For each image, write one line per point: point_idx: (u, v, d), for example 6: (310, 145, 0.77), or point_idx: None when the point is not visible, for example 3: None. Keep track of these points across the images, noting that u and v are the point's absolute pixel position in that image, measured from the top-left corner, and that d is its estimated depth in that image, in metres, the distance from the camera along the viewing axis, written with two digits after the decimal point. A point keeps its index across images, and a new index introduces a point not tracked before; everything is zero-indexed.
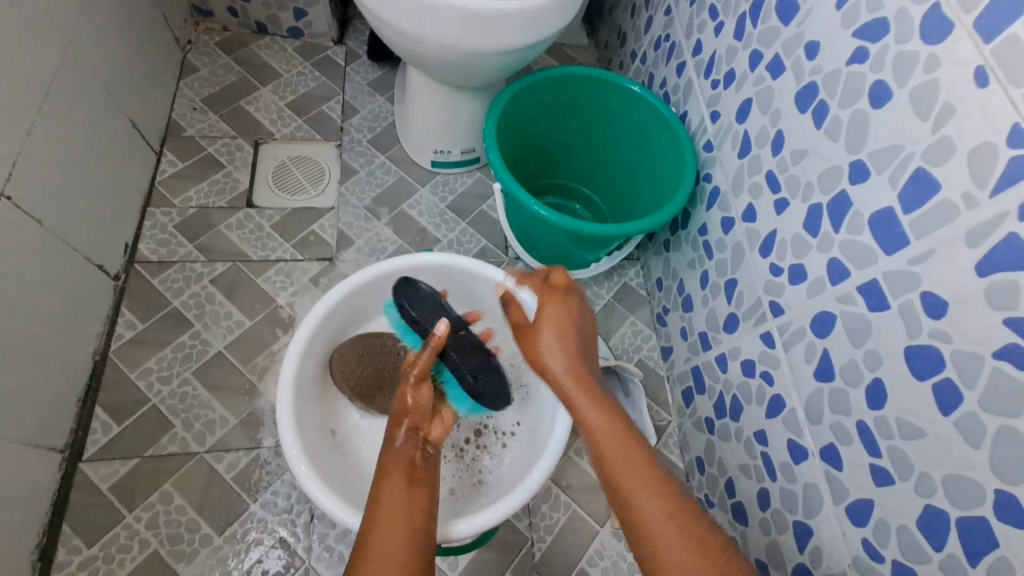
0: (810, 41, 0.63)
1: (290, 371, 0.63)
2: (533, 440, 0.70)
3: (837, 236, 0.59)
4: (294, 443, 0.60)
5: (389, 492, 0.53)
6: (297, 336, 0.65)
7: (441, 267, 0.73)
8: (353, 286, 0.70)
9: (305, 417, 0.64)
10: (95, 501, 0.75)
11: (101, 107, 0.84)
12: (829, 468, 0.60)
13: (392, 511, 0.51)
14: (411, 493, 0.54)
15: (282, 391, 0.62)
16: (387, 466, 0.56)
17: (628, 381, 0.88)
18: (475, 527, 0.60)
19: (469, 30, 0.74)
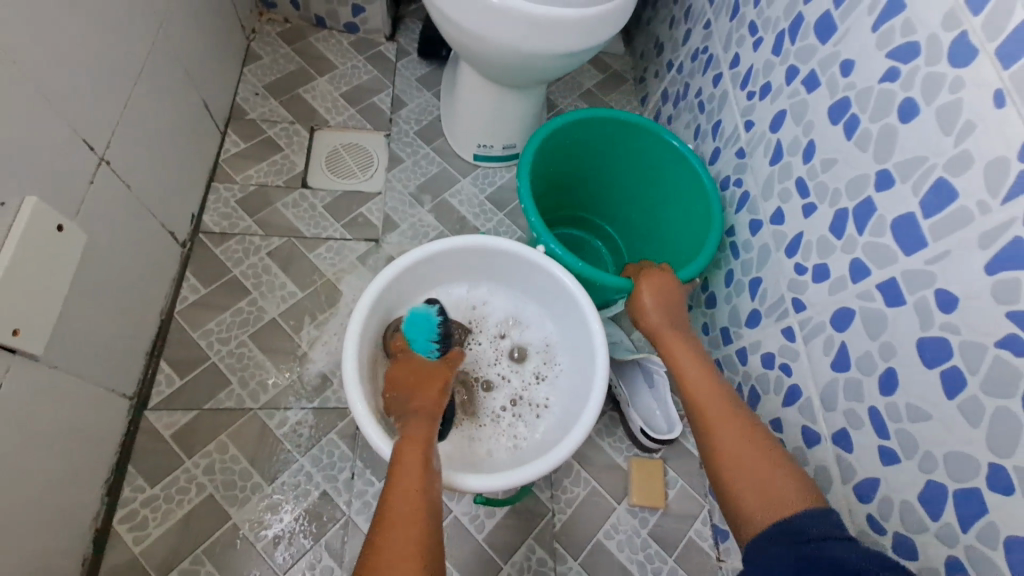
0: (845, 59, 0.68)
1: (356, 326, 0.69)
2: (567, 411, 0.76)
3: (860, 238, 0.64)
4: (355, 394, 0.65)
5: (408, 459, 0.58)
6: (364, 296, 0.71)
7: (495, 248, 0.79)
8: (415, 257, 0.76)
9: (364, 373, 0.70)
10: (158, 447, 0.81)
11: (181, 87, 0.92)
12: (841, 451, 0.65)
13: (409, 473, 0.56)
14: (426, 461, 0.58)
15: (346, 347, 0.68)
16: (407, 436, 0.60)
17: (652, 372, 0.93)
18: (515, 479, 0.65)
19: (530, 34, 0.80)
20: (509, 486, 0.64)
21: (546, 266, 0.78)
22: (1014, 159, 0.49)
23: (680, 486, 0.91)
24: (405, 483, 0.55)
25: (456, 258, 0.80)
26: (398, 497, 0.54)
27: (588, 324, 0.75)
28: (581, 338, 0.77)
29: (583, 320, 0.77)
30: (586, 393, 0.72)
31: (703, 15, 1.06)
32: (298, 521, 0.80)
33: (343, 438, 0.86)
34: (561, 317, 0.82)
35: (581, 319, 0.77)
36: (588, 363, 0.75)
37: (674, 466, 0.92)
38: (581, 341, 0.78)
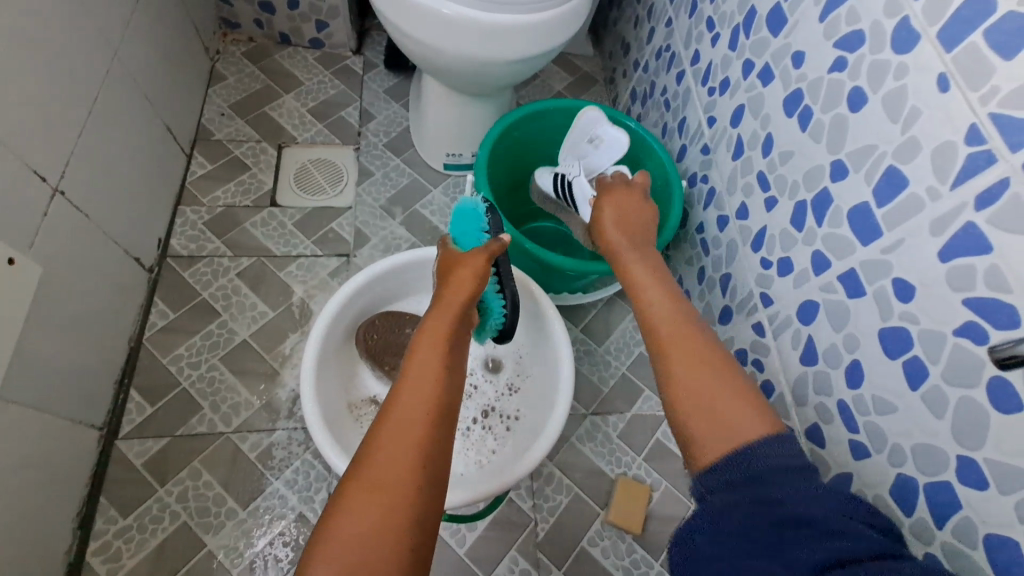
0: (796, 51, 0.68)
1: (316, 340, 0.68)
2: (535, 422, 0.75)
3: (820, 230, 0.63)
4: (313, 413, 0.65)
5: (417, 364, 0.47)
6: (327, 308, 0.71)
7: None
8: (382, 268, 0.76)
9: (325, 388, 0.69)
10: (129, 477, 0.80)
11: (140, 111, 0.91)
12: (813, 446, 0.64)
13: (417, 380, 0.46)
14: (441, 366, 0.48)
15: (306, 357, 0.67)
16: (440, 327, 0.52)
17: None
18: (474, 494, 0.64)
19: (484, 42, 0.80)
20: (473, 501, 0.63)
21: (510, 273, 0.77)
22: (961, 143, 0.49)
23: (663, 488, 0.91)
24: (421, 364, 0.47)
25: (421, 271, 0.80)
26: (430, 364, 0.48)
27: (554, 333, 0.75)
28: (547, 348, 0.77)
29: (548, 330, 0.76)
30: (552, 404, 0.71)
31: (664, 13, 1.06)
32: (274, 545, 0.79)
33: (319, 458, 0.85)
34: (528, 328, 0.81)
35: (547, 328, 0.76)
36: (555, 373, 0.74)
37: (655, 467, 0.92)
38: (547, 351, 0.77)
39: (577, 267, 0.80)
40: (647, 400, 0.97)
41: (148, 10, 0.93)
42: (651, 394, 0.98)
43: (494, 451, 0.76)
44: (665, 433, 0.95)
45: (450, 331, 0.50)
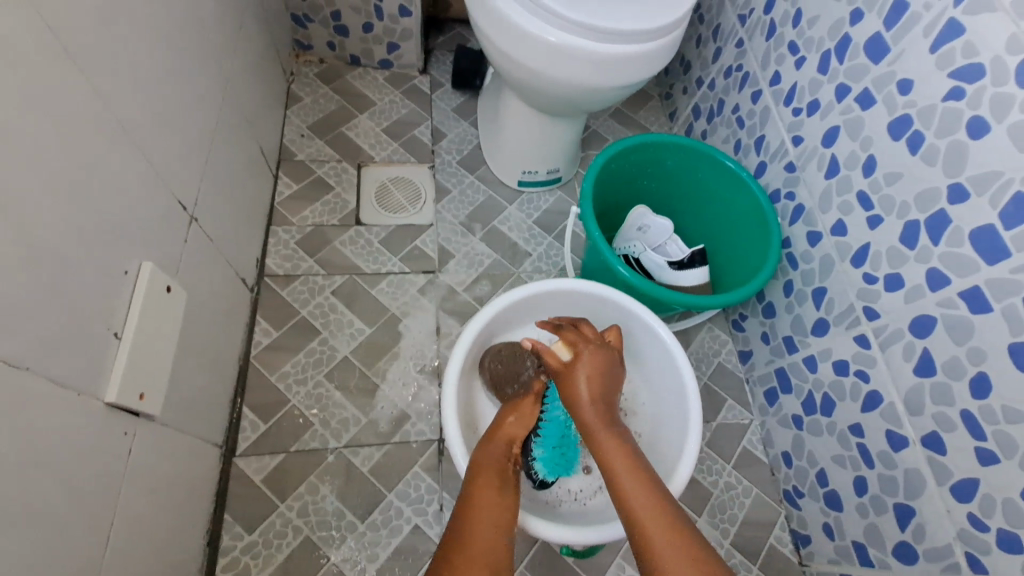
0: (902, 78, 0.72)
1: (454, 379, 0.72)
2: (659, 452, 0.79)
3: (936, 249, 0.68)
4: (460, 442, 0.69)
5: (480, 499, 0.61)
6: (460, 344, 0.75)
7: (568, 291, 0.83)
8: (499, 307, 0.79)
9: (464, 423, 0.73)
10: (251, 492, 0.82)
11: (243, 136, 0.94)
12: (931, 453, 0.69)
13: (484, 516, 0.59)
14: (501, 493, 0.62)
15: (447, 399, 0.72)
16: (483, 464, 0.65)
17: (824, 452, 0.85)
18: (615, 529, 0.66)
19: (587, 69, 0.83)
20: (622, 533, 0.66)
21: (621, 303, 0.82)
22: None
23: (754, 495, 0.94)
24: (484, 469, 0.64)
25: (543, 301, 0.84)
26: (483, 481, 0.63)
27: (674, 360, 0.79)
28: (670, 378, 0.81)
29: (673, 365, 0.80)
30: (681, 434, 0.75)
31: (734, 33, 1.09)
32: (394, 557, 0.81)
33: (428, 471, 0.87)
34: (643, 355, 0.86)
35: (666, 355, 0.80)
36: (678, 394, 0.79)
37: (745, 475, 0.95)
38: (670, 382, 0.81)
39: (672, 297, 0.81)
40: (732, 409, 1.00)
41: (246, 38, 0.96)
42: (734, 404, 1.01)
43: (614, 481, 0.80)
44: (751, 441, 0.98)
45: (502, 467, 0.65)
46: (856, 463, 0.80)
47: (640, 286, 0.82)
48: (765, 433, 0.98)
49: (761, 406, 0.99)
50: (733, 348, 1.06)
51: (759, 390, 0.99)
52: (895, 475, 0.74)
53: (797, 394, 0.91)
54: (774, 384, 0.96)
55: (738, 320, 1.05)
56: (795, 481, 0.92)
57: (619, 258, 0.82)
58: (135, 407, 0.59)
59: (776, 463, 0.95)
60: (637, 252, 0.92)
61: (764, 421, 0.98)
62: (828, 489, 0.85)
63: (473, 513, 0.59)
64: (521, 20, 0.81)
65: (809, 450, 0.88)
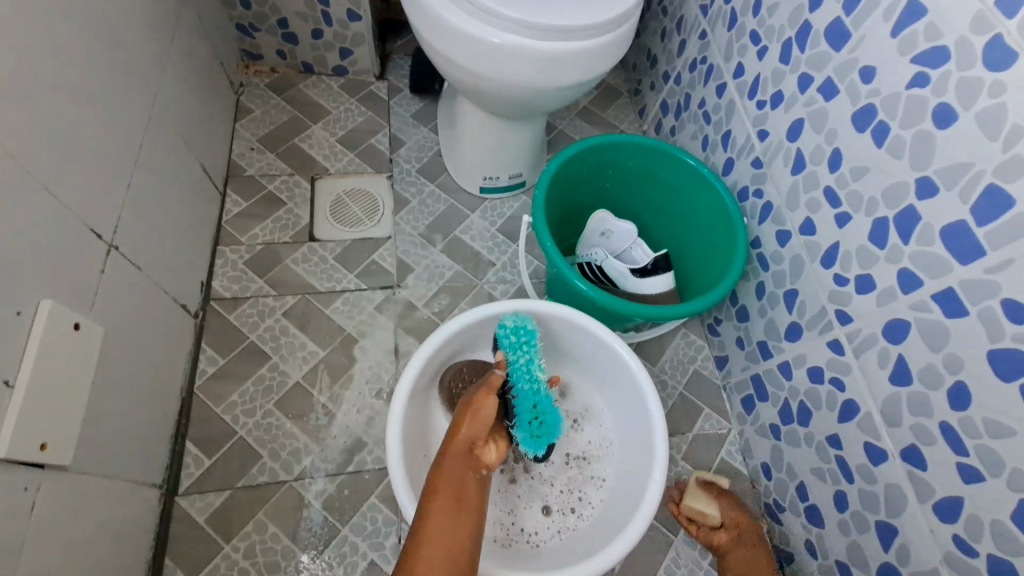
0: (864, 66, 0.67)
1: (400, 411, 0.67)
2: (621, 492, 0.74)
3: (906, 248, 0.63)
4: (401, 481, 0.64)
5: (434, 521, 0.52)
6: (408, 372, 0.69)
7: (528, 312, 0.77)
8: (452, 331, 0.74)
9: (410, 460, 0.68)
10: (194, 535, 0.77)
11: (180, 155, 0.89)
12: (912, 468, 0.65)
13: (437, 540, 0.50)
14: (459, 516, 0.53)
15: (392, 434, 0.66)
16: (440, 477, 0.56)
17: (803, 464, 0.81)
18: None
19: (537, 70, 0.78)
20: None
21: (583, 324, 0.77)
22: None
23: None
24: (443, 480, 0.55)
25: None
26: (441, 497, 0.54)
27: (640, 389, 0.74)
28: (636, 411, 0.76)
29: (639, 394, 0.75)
30: (644, 474, 0.70)
31: (697, 25, 1.04)
32: None
33: (386, 502, 0.82)
34: (607, 380, 0.81)
35: (632, 381, 0.75)
36: (644, 426, 0.74)
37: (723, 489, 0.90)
38: (636, 415, 0.76)
39: (633, 309, 0.76)
40: (708, 418, 0.95)
41: (181, 51, 0.91)
42: (711, 413, 0.96)
43: (574, 523, 0.76)
44: (730, 452, 0.93)
45: (463, 484, 0.56)
46: (835, 476, 0.75)
47: (599, 299, 0.77)
48: (743, 443, 0.93)
49: (739, 415, 0.94)
50: (708, 354, 1.01)
51: (737, 398, 0.95)
52: (875, 490, 0.69)
53: (774, 403, 0.86)
54: (751, 392, 0.91)
55: (713, 324, 1.00)
56: (775, 494, 0.87)
57: (576, 271, 0.78)
58: (37, 459, 0.54)
59: (756, 475, 0.90)
60: (599, 259, 0.87)
61: (743, 431, 0.93)
62: (809, 504, 0.80)
63: (424, 538, 0.50)
64: (462, 23, 0.76)
65: (788, 462, 0.84)
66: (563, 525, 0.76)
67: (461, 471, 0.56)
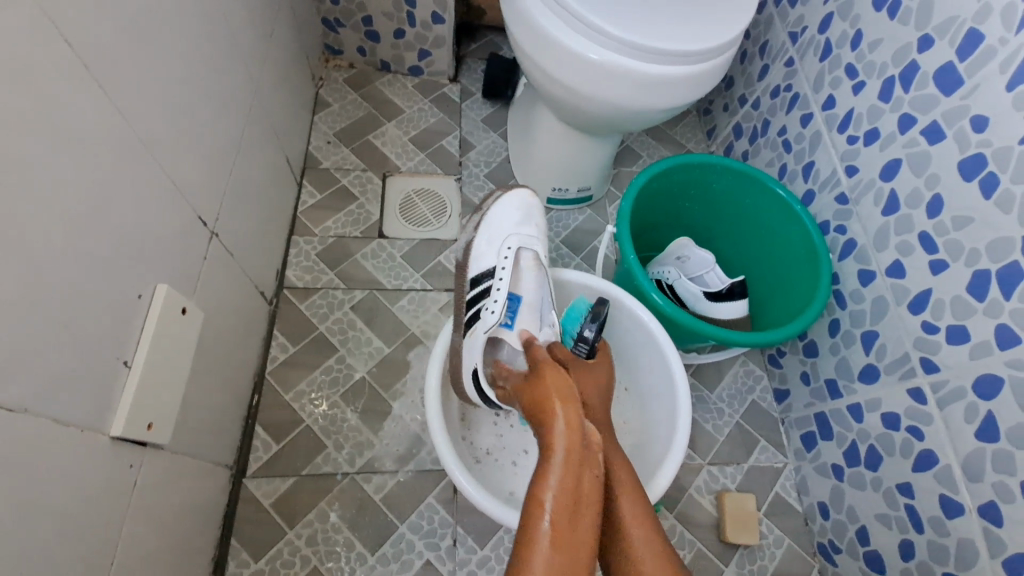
0: (976, 114, 0.66)
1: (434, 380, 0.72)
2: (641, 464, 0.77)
3: (1008, 304, 0.62)
4: (444, 444, 0.68)
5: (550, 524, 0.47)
6: (436, 349, 0.74)
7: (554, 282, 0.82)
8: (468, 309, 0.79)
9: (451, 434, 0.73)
10: (260, 517, 0.80)
11: (270, 146, 0.91)
12: (989, 525, 0.64)
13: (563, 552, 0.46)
14: (583, 527, 0.48)
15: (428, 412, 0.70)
16: (562, 475, 0.50)
17: (868, 509, 0.80)
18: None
19: (634, 91, 0.78)
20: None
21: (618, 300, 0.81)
22: None
23: (786, 546, 0.88)
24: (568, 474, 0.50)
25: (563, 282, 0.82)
26: (566, 505, 0.49)
27: (673, 384, 0.75)
28: (663, 397, 0.77)
29: (670, 385, 0.76)
30: (666, 441, 0.72)
31: (784, 52, 1.01)
32: None
33: (443, 503, 0.84)
34: (638, 374, 0.84)
35: (667, 377, 0.76)
36: (669, 409, 0.76)
37: (777, 523, 0.90)
38: (662, 394, 0.78)
39: (708, 330, 0.75)
40: (765, 451, 0.94)
41: (277, 45, 0.94)
42: (768, 445, 0.95)
43: None
44: (785, 487, 0.92)
45: (593, 482, 0.51)
46: (903, 525, 0.74)
47: (674, 315, 0.77)
48: (799, 479, 0.92)
49: (797, 450, 0.93)
50: (768, 385, 1.00)
51: (796, 433, 0.93)
52: (947, 543, 0.68)
53: (839, 443, 0.85)
54: (813, 429, 0.90)
55: (775, 355, 0.99)
56: (831, 535, 0.86)
57: (652, 283, 0.79)
58: (144, 438, 0.57)
59: (811, 513, 0.89)
60: (672, 278, 0.88)
61: (800, 467, 0.92)
62: (870, 549, 0.79)
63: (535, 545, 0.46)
64: (559, 34, 0.77)
65: (850, 504, 0.83)
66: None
67: (590, 469, 0.52)
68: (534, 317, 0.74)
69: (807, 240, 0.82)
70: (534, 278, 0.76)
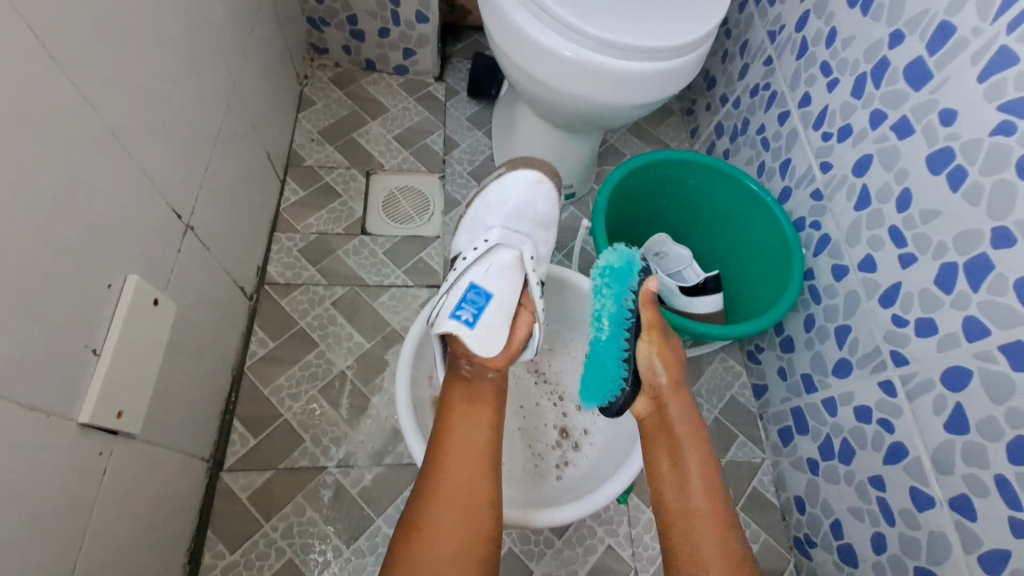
0: (945, 108, 0.67)
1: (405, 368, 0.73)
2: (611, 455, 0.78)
3: (975, 296, 0.63)
4: (414, 441, 0.68)
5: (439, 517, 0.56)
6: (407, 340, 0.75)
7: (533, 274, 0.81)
8: None
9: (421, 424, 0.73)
10: (236, 510, 0.80)
11: (250, 142, 0.92)
12: (960, 518, 0.64)
13: (441, 532, 0.55)
14: (462, 521, 0.56)
15: (399, 399, 0.71)
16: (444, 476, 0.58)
17: (843, 503, 0.80)
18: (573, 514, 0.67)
19: (608, 88, 0.79)
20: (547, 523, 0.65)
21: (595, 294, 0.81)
22: None
23: (762, 540, 0.88)
24: (451, 469, 0.58)
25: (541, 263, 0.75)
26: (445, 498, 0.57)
27: None
28: None
29: None
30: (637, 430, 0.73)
31: (762, 50, 1.02)
32: None
33: None
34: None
35: None
36: None
37: (753, 517, 0.90)
38: None
39: (681, 324, 0.76)
40: (742, 446, 0.95)
41: (258, 43, 0.94)
42: (746, 441, 0.95)
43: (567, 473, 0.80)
44: (762, 482, 0.92)
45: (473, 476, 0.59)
46: (875, 518, 0.75)
47: None
48: (776, 474, 0.92)
49: (774, 445, 0.93)
50: (747, 381, 1.00)
51: (773, 428, 0.94)
52: (918, 536, 0.69)
53: (814, 437, 0.85)
54: (789, 424, 0.90)
55: (754, 351, 0.99)
56: (807, 529, 0.86)
57: None
58: (112, 427, 0.57)
59: (787, 507, 0.89)
60: (648, 274, 0.88)
61: (777, 462, 0.92)
62: (843, 542, 0.80)
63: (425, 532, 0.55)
64: (534, 31, 0.78)
65: (824, 498, 0.83)
66: (566, 460, 0.81)
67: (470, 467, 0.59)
68: (499, 316, 0.67)
69: (783, 233, 0.82)
70: (509, 274, 0.70)
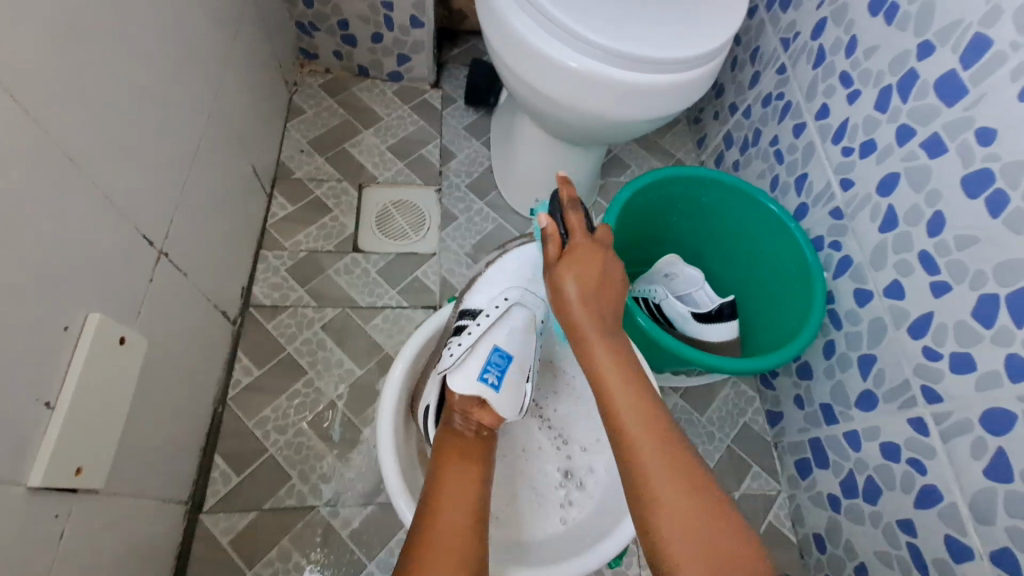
0: (982, 127, 0.62)
1: (390, 405, 0.67)
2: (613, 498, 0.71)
3: (1020, 332, 0.58)
4: (398, 485, 0.63)
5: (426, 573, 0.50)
6: (394, 372, 0.69)
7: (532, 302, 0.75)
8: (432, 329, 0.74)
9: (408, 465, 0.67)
10: (217, 556, 0.75)
11: (233, 157, 0.86)
12: (1003, 572, 0.59)
13: None
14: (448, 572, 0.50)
15: (383, 438, 0.65)
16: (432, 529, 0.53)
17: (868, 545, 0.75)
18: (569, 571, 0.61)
19: (616, 101, 0.74)
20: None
21: None
22: None
23: None
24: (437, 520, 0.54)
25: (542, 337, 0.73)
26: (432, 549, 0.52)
27: None
28: None
29: None
30: None
31: (775, 58, 0.96)
32: None
33: None
34: None
35: None
36: None
37: (770, 556, 0.85)
38: None
39: (693, 355, 0.71)
40: (757, 477, 0.90)
41: (242, 51, 0.89)
42: (760, 472, 0.90)
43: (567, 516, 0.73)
44: (778, 516, 0.87)
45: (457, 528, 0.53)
46: (905, 564, 0.70)
47: (658, 339, 0.72)
48: (793, 508, 0.87)
49: (791, 477, 0.88)
50: (760, 407, 0.95)
51: (790, 459, 0.89)
52: None
53: (835, 472, 0.80)
54: (808, 456, 0.85)
55: (768, 376, 0.94)
56: (828, 569, 0.81)
57: (635, 304, 0.74)
58: (72, 485, 0.52)
59: (806, 545, 0.84)
60: (658, 298, 0.83)
61: (794, 496, 0.87)
62: None
63: None
64: (536, 41, 0.72)
65: (847, 538, 0.78)
66: (568, 501, 0.74)
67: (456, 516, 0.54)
68: (520, 379, 0.65)
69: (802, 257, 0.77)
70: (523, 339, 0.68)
